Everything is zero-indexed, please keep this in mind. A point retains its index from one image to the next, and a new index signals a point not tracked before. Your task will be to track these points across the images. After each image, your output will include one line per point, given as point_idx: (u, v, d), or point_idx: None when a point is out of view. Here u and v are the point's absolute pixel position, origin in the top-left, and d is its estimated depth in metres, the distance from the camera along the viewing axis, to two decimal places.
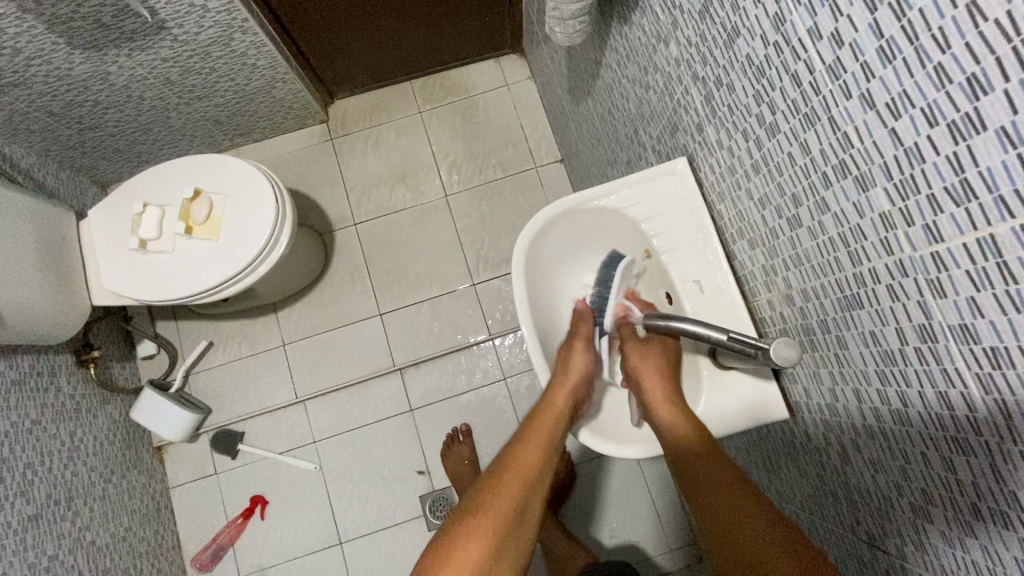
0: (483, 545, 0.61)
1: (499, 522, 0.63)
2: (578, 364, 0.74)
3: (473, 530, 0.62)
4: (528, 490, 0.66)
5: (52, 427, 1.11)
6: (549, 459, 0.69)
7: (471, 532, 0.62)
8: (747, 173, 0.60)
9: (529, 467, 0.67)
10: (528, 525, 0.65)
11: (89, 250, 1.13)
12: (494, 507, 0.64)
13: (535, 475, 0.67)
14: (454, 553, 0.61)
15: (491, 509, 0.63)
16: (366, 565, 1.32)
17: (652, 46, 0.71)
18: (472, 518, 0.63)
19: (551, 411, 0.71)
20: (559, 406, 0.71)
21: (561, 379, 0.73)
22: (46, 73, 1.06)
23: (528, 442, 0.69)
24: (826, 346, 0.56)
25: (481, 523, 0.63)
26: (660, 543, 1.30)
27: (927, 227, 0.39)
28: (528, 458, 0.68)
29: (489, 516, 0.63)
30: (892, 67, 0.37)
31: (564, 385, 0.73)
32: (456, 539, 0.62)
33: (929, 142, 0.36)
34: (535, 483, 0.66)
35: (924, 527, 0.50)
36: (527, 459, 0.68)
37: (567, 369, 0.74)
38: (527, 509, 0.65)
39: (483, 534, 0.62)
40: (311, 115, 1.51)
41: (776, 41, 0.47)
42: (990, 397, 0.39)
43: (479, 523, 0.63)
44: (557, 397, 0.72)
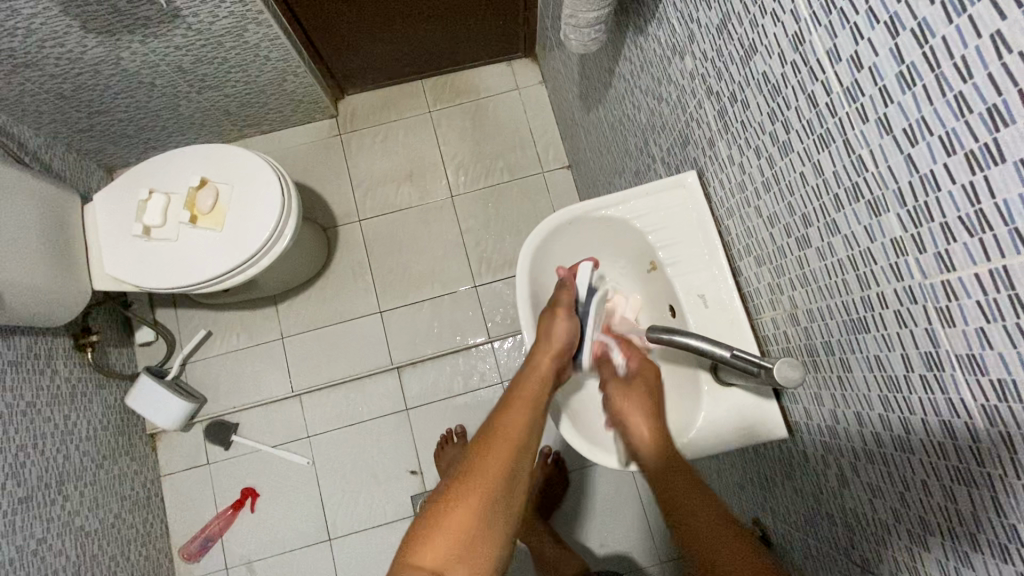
0: (473, 511, 0.58)
1: (489, 489, 0.60)
2: (561, 330, 0.72)
3: (462, 498, 0.59)
4: (517, 453, 0.62)
5: (47, 410, 1.11)
6: (536, 423, 0.66)
7: (457, 500, 0.59)
8: (758, 191, 0.60)
9: (517, 432, 0.64)
10: (516, 488, 0.62)
11: (92, 234, 1.12)
12: (483, 473, 0.60)
13: (523, 438, 0.64)
14: (443, 523, 0.57)
15: (481, 476, 0.60)
16: (354, 563, 1.32)
17: (667, 58, 0.71)
18: (460, 486, 0.60)
19: (534, 378, 0.68)
20: (543, 372, 0.69)
21: (543, 345, 0.71)
22: (59, 55, 1.06)
23: (513, 407, 0.66)
24: (829, 368, 0.56)
25: (470, 491, 0.59)
26: (650, 555, 1.29)
27: (939, 255, 0.38)
28: (515, 423, 0.64)
29: (477, 481, 0.60)
30: (911, 93, 0.37)
31: (549, 351, 0.70)
32: (445, 509, 0.58)
33: (945, 171, 0.36)
34: (524, 447, 0.63)
35: (920, 555, 0.50)
36: (515, 423, 0.64)
37: (550, 335, 0.72)
38: (517, 470, 0.62)
39: (474, 502, 0.59)
40: (321, 109, 1.51)
41: (794, 60, 0.47)
42: (995, 429, 0.38)
43: (467, 490, 0.59)
44: (541, 364, 0.70)
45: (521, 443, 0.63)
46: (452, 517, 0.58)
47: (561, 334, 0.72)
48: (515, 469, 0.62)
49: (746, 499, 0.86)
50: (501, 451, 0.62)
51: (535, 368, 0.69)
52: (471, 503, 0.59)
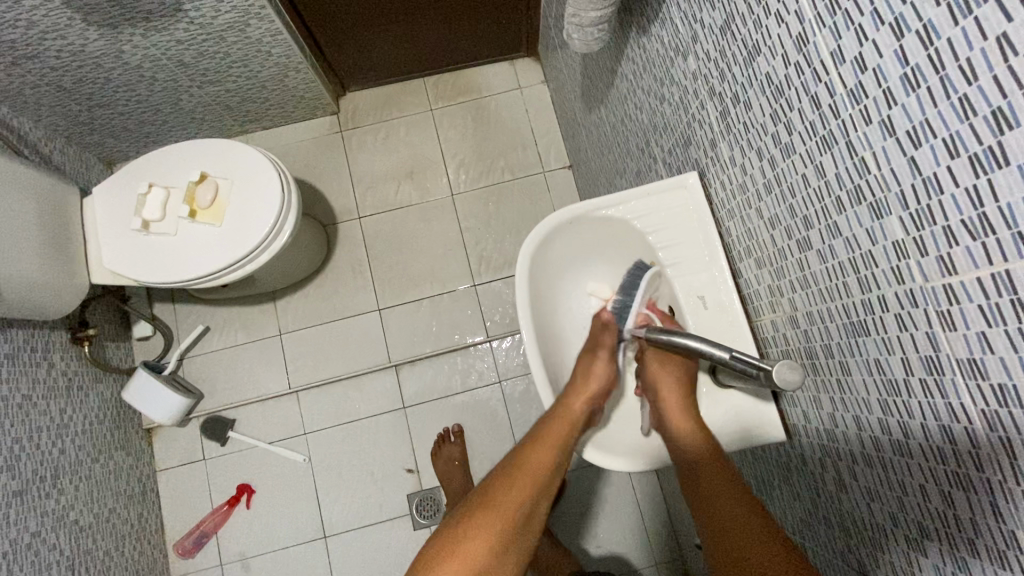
0: (488, 543, 0.63)
1: (505, 526, 0.64)
2: (600, 375, 0.72)
3: (480, 528, 0.64)
4: (535, 492, 0.66)
5: (43, 403, 1.10)
6: (559, 465, 0.68)
7: (475, 532, 0.64)
8: (759, 192, 0.59)
9: (538, 473, 0.67)
10: (531, 524, 0.66)
11: (91, 227, 1.12)
12: (501, 507, 0.65)
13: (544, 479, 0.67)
14: (458, 549, 0.63)
15: (497, 509, 0.65)
16: (350, 561, 1.32)
17: (670, 58, 0.71)
18: (476, 518, 0.65)
19: (566, 420, 0.69)
20: (575, 415, 0.69)
21: (580, 388, 0.71)
22: (60, 48, 1.05)
23: (539, 447, 0.68)
24: (828, 371, 0.56)
25: (487, 524, 0.64)
26: (646, 556, 1.29)
27: (941, 258, 0.38)
28: (537, 464, 0.67)
29: (496, 516, 0.65)
30: (915, 95, 0.36)
31: (583, 394, 0.70)
32: (462, 535, 0.64)
33: (948, 174, 0.36)
34: (543, 487, 0.67)
35: (917, 559, 0.49)
36: (535, 465, 0.67)
37: (587, 380, 0.71)
38: (533, 510, 0.66)
39: (489, 535, 0.64)
40: (322, 105, 1.51)
41: (798, 61, 0.47)
42: (995, 434, 0.38)
43: (483, 523, 0.64)
44: (575, 407, 0.69)
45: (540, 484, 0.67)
46: (468, 545, 0.63)
47: (599, 379, 0.72)
48: (531, 509, 0.66)
49: None
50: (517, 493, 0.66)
51: (568, 409, 0.69)
52: (488, 535, 0.64)
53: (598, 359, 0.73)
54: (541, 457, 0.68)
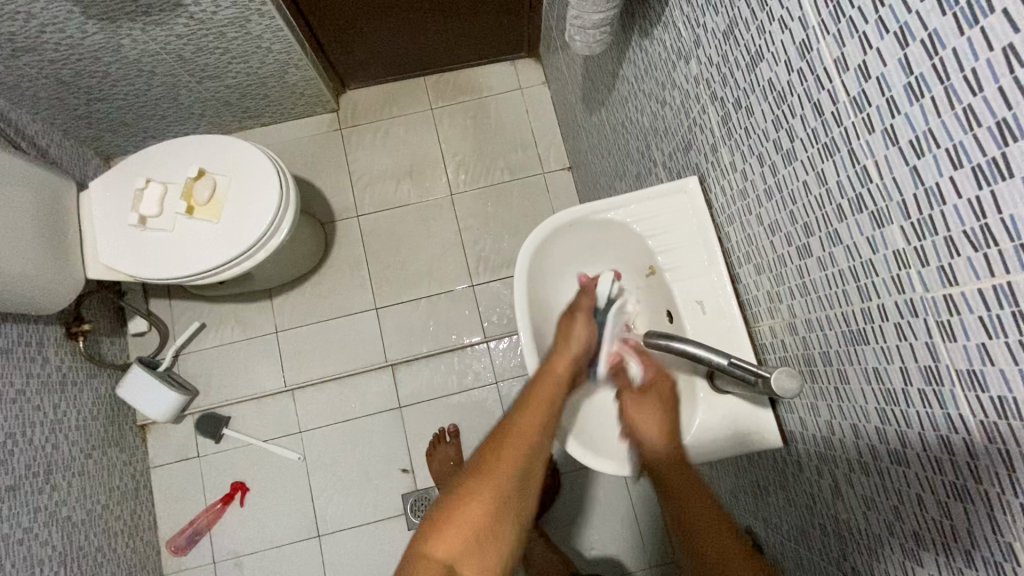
0: (488, 503, 0.56)
1: (506, 482, 0.57)
2: (581, 331, 0.73)
3: (479, 487, 0.57)
4: (535, 449, 0.61)
5: (36, 398, 1.09)
6: (552, 424, 0.64)
7: (473, 493, 0.56)
8: (760, 198, 0.59)
9: (533, 429, 0.62)
10: (533, 483, 0.59)
11: (88, 222, 1.11)
12: (499, 466, 0.58)
13: (541, 436, 0.62)
14: (455, 516, 0.55)
15: (496, 470, 0.58)
16: (343, 561, 1.31)
17: (672, 62, 0.70)
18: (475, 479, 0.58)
19: (552, 378, 0.67)
20: (558, 376, 0.68)
21: (561, 348, 0.71)
22: (58, 41, 1.05)
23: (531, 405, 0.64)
24: (826, 378, 0.56)
25: (487, 484, 0.57)
26: (640, 559, 1.29)
27: (942, 269, 0.38)
28: (532, 421, 0.62)
29: (495, 472, 0.58)
30: (918, 104, 0.36)
31: (566, 353, 0.70)
32: (459, 502, 0.56)
33: (951, 184, 0.36)
34: (540, 444, 0.61)
35: (913, 569, 0.49)
36: (530, 417, 0.63)
37: (569, 339, 0.72)
38: (533, 468, 0.60)
39: (489, 496, 0.56)
40: (322, 103, 1.50)
41: (801, 67, 0.46)
42: (994, 446, 0.38)
43: (483, 481, 0.57)
44: (557, 368, 0.68)
45: (538, 441, 0.61)
46: (467, 508, 0.56)
47: (579, 340, 0.72)
48: (531, 465, 0.60)
49: (737, 506, 0.86)
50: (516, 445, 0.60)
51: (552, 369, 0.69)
52: (488, 496, 0.56)
53: (577, 320, 0.74)
54: (534, 413, 0.63)
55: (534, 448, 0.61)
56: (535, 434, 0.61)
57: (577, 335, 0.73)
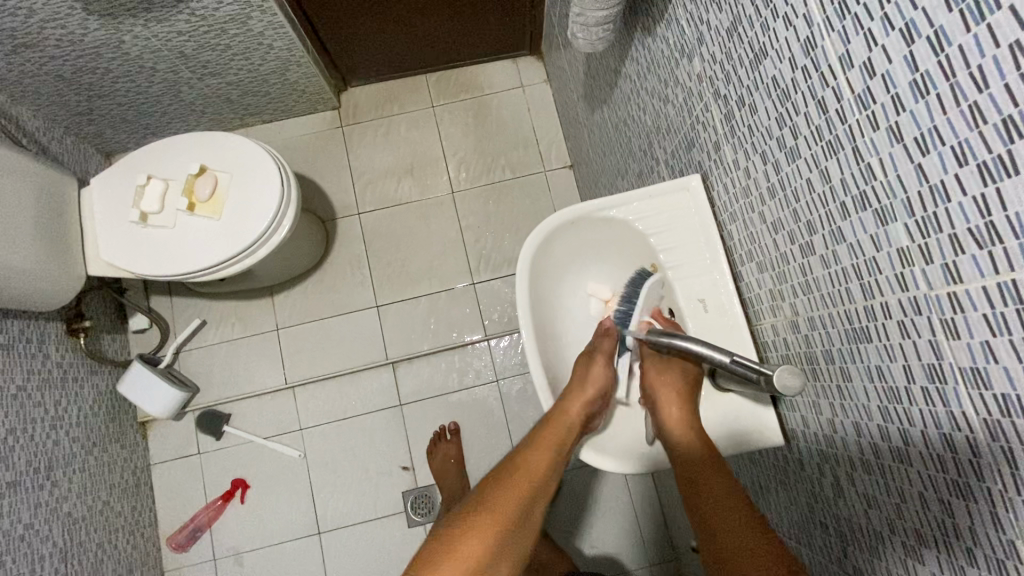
0: (487, 546, 0.60)
1: (505, 528, 0.61)
2: (599, 375, 0.71)
3: (478, 527, 0.61)
4: (537, 494, 0.65)
5: (37, 394, 1.09)
6: (555, 470, 0.67)
7: (474, 532, 0.61)
8: (762, 196, 0.59)
9: (536, 474, 0.66)
10: (529, 529, 0.64)
11: (89, 218, 1.11)
12: (501, 508, 0.62)
13: (541, 488, 0.65)
14: (455, 552, 0.59)
15: (498, 513, 0.62)
16: (343, 558, 1.31)
17: (675, 60, 0.70)
18: (475, 518, 0.62)
19: (568, 422, 0.69)
20: (574, 419, 0.69)
21: (579, 390, 0.70)
22: (60, 37, 1.05)
23: (541, 447, 0.67)
24: (829, 376, 0.56)
25: (488, 525, 0.61)
26: (640, 558, 1.29)
27: (946, 266, 0.38)
28: (539, 465, 0.66)
29: (494, 518, 0.62)
30: (924, 101, 0.36)
31: (580, 395, 0.70)
32: (460, 538, 0.60)
33: (956, 181, 0.35)
34: (544, 488, 0.66)
35: (914, 566, 0.49)
36: (534, 466, 0.66)
37: (586, 382, 0.71)
38: (532, 514, 0.64)
39: (489, 537, 0.60)
40: (323, 100, 1.50)
41: (805, 65, 0.46)
42: (997, 444, 0.38)
43: (483, 524, 0.61)
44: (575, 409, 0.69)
45: (541, 487, 0.65)
46: (467, 548, 0.60)
47: (598, 383, 0.71)
48: (531, 511, 0.64)
49: None
50: (518, 493, 0.64)
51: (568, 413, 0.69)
52: (489, 538, 0.60)
53: (595, 362, 0.73)
54: (541, 457, 0.67)
55: (537, 492, 0.65)
56: (536, 486, 0.65)
57: (596, 379, 0.71)
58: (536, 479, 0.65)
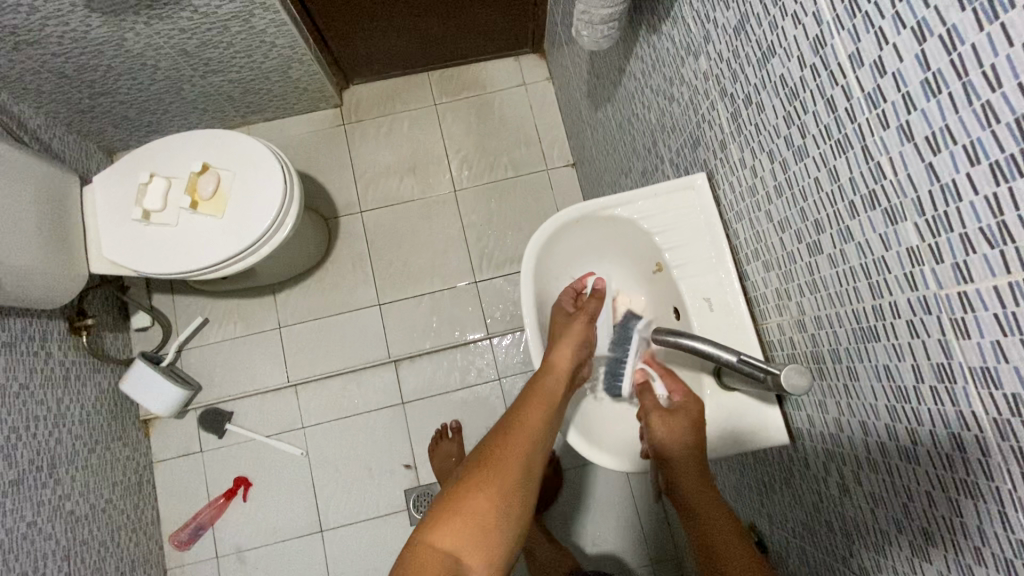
0: (491, 498, 0.60)
1: (507, 478, 0.62)
2: (577, 332, 0.74)
3: (481, 481, 0.61)
4: (535, 445, 0.65)
5: (40, 393, 1.09)
6: (551, 423, 0.68)
7: (476, 488, 0.61)
8: (769, 195, 0.59)
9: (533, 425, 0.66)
10: (532, 479, 0.64)
11: (91, 216, 1.11)
12: (501, 461, 0.63)
13: (539, 435, 0.66)
14: (460, 508, 0.60)
15: (499, 465, 0.63)
16: (346, 556, 1.31)
17: (681, 58, 0.70)
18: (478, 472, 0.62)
19: (552, 377, 0.70)
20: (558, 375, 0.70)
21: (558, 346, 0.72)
22: (62, 34, 1.04)
23: (533, 402, 0.68)
24: (836, 376, 0.56)
25: (489, 478, 0.62)
26: (641, 556, 1.29)
27: (957, 266, 0.38)
28: (534, 418, 0.67)
29: (496, 468, 0.62)
30: (935, 100, 0.36)
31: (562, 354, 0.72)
32: (462, 494, 0.61)
33: (968, 180, 0.35)
34: (541, 440, 0.66)
35: (920, 565, 0.50)
36: (529, 418, 0.67)
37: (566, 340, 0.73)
38: (532, 464, 0.65)
39: (489, 490, 0.61)
40: (325, 98, 1.50)
41: (814, 63, 0.46)
42: (1006, 444, 0.38)
43: (485, 476, 0.62)
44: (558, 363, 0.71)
45: (538, 438, 0.66)
46: (470, 501, 0.60)
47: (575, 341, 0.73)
48: (532, 461, 0.65)
49: (742, 502, 0.86)
50: (516, 443, 0.65)
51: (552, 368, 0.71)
52: (493, 491, 0.61)
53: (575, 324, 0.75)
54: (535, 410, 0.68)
55: (534, 442, 0.66)
56: (534, 433, 0.66)
57: (576, 336, 0.74)
58: (533, 431, 0.66)
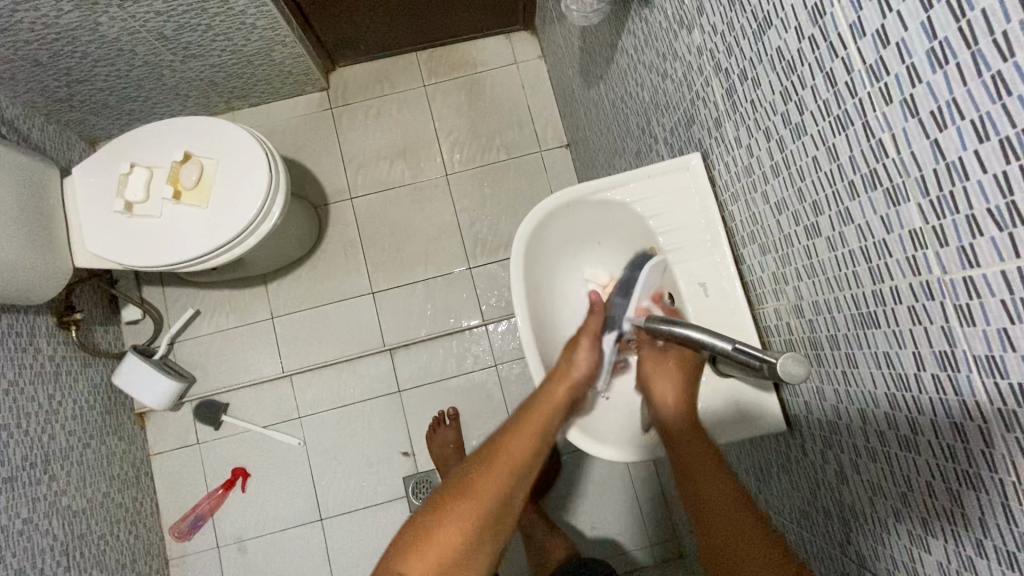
0: (465, 532, 0.59)
1: (480, 514, 0.60)
2: (585, 358, 0.69)
3: (456, 515, 0.59)
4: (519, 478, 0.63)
5: (30, 389, 1.08)
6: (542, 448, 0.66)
7: (448, 520, 0.59)
8: (765, 175, 0.57)
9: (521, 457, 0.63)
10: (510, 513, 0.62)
11: (72, 209, 1.08)
12: (480, 492, 0.60)
13: (527, 462, 0.64)
14: (431, 539, 0.58)
15: (479, 498, 0.60)
16: (345, 544, 1.32)
17: (673, 32, 0.67)
18: (454, 503, 0.60)
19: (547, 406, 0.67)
20: (556, 403, 0.67)
21: (563, 369, 0.68)
22: (33, 20, 1.00)
23: (523, 429, 0.65)
24: (834, 362, 0.54)
25: (467, 510, 0.59)
26: (640, 538, 1.29)
27: (962, 250, 0.36)
28: (520, 444, 0.64)
29: (471, 503, 0.60)
30: (942, 72, 0.34)
31: (565, 377, 0.68)
32: (437, 525, 0.59)
33: (975, 158, 0.33)
34: (522, 479, 0.64)
35: (920, 556, 0.48)
36: (520, 443, 0.64)
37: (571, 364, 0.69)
38: (513, 499, 0.62)
39: (465, 523, 0.59)
40: (311, 81, 1.46)
41: (813, 34, 0.43)
42: (1012, 434, 0.36)
43: (462, 509, 0.59)
44: (557, 394, 0.67)
45: (524, 470, 0.63)
46: (442, 534, 0.58)
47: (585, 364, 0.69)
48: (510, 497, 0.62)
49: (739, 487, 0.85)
50: (502, 476, 0.62)
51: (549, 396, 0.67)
52: (462, 526, 0.59)
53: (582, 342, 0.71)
54: (524, 439, 0.65)
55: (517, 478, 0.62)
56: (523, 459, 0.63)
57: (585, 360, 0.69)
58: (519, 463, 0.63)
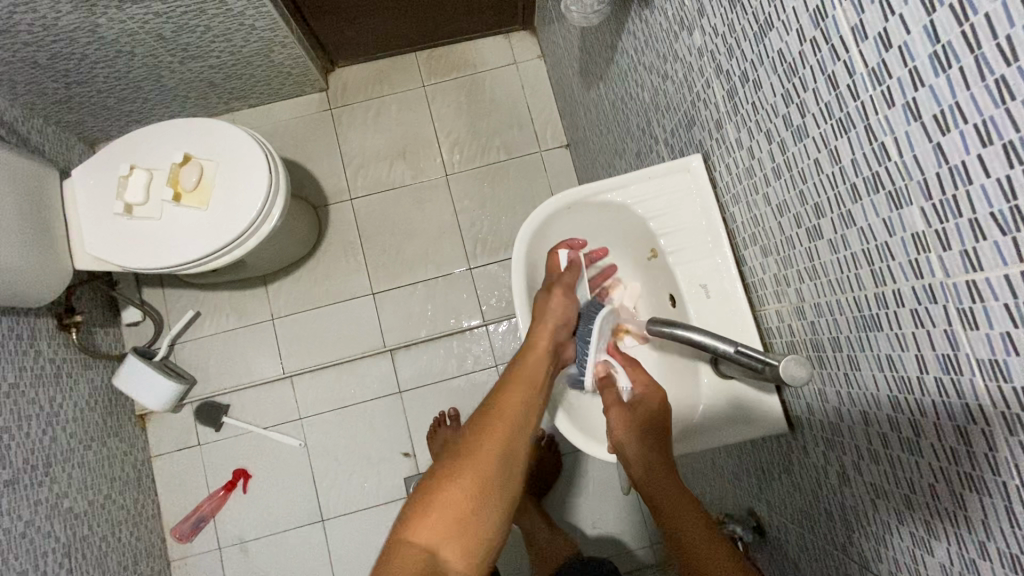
0: (471, 483, 0.57)
1: (485, 464, 0.59)
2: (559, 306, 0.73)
3: (460, 472, 0.58)
4: (517, 427, 0.63)
5: (30, 391, 1.08)
6: (536, 397, 0.67)
7: (450, 478, 0.58)
8: (767, 177, 0.56)
9: (516, 407, 0.65)
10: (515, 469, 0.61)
11: (72, 211, 1.08)
12: (481, 445, 0.60)
13: (523, 413, 0.65)
14: (436, 500, 0.56)
15: (481, 450, 0.60)
16: (347, 544, 1.32)
17: (674, 33, 0.67)
18: (456, 462, 0.59)
19: (534, 357, 0.69)
20: (540, 351, 0.69)
21: (541, 322, 0.72)
22: (31, 22, 1.00)
23: (513, 383, 0.67)
24: (836, 364, 0.54)
25: (470, 464, 0.59)
26: (641, 538, 1.29)
27: (965, 253, 0.36)
28: (514, 398, 0.65)
29: (474, 455, 0.59)
30: (945, 76, 0.33)
31: (545, 328, 0.71)
32: (440, 485, 0.57)
33: (979, 162, 0.33)
34: (522, 428, 0.64)
35: (922, 558, 0.48)
36: (513, 398, 0.66)
37: (547, 313, 0.72)
38: (514, 453, 0.61)
39: (470, 475, 0.58)
40: (310, 81, 1.46)
41: (814, 37, 0.43)
42: (1015, 438, 0.36)
43: (466, 465, 0.59)
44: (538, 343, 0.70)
45: (522, 419, 0.64)
46: (447, 495, 0.56)
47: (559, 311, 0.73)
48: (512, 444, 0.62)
49: (740, 487, 0.85)
50: (501, 427, 0.62)
51: (531, 350, 0.70)
52: (467, 479, 0.57)
53: (556, 294, 0.74)
54: (517, 393, 0.66)
55: (516, 427, 0.63)
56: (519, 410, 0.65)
57: (561, 310, 0.73)
58: (514, 411, 0.64)
